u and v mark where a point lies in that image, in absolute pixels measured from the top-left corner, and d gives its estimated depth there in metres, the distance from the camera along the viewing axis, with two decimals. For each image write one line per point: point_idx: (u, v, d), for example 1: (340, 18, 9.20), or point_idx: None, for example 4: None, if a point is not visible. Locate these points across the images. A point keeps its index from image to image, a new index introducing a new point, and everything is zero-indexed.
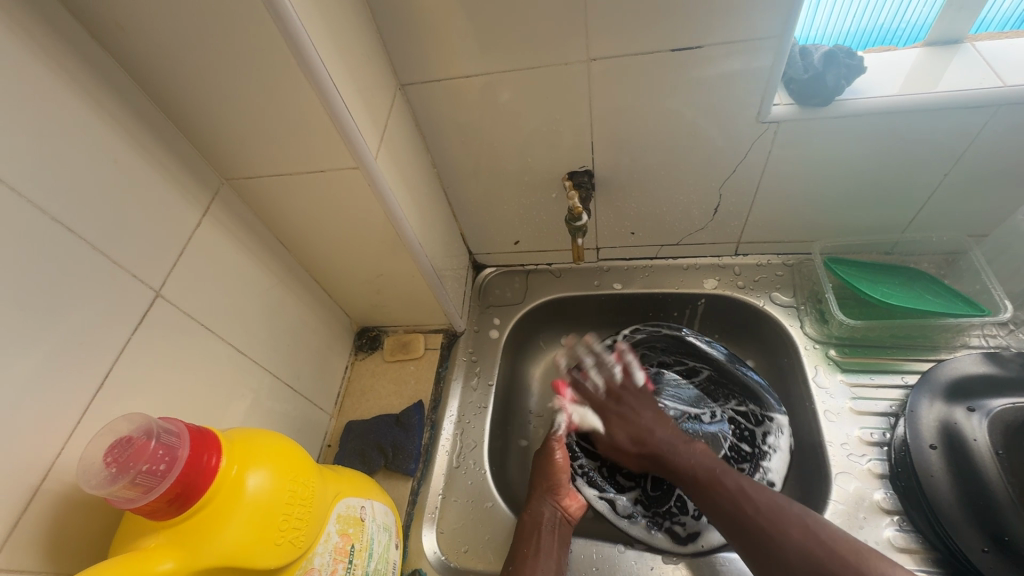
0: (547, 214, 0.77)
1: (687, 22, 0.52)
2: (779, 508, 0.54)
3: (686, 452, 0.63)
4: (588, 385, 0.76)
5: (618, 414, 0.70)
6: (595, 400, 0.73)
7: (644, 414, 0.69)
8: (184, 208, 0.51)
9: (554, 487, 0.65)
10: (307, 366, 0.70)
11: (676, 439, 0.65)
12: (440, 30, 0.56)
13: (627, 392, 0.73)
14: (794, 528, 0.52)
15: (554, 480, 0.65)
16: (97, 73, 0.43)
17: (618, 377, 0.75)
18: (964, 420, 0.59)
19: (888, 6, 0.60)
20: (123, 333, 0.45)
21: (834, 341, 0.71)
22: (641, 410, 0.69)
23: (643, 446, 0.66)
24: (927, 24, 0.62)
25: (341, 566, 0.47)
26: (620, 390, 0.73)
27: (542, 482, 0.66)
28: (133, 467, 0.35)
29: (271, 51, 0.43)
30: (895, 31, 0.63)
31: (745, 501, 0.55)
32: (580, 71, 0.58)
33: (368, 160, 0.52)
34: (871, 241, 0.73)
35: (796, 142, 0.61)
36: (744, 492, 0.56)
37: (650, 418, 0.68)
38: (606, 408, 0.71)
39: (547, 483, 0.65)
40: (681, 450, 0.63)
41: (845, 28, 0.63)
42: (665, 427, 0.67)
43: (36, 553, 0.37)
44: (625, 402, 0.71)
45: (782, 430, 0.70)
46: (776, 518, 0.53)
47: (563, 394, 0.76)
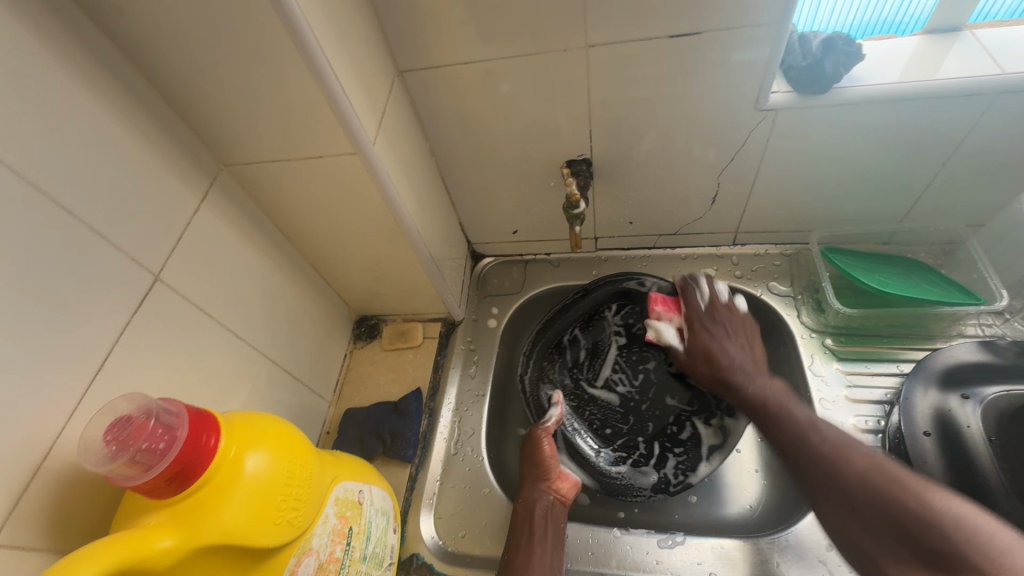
0: (545, 203, 0.77)
1: (687, 8, 0.52)
2: (845, 446, 0.54)
3: (761, 383, 0.64)
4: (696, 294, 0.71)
5: (706, 329, 0.68)
6: (692, 316, 0.70)
7: (729, 336, 0.68)
8: (182, 193, 0.51)
9: (544, 473, 0.64)
10: (306, 353, 0.70)
11: (750, 362, 0.66)
12: (437, 16, 0.55)
13: (723, 311, 0.69)
14: (860, 459, 0.53)
15: (545, 467, 0.65)
16: (95, 56, 0.43)
17: (722, 297, 0.70)
18: (958, 407, 0.60)
19: None
20: (122, 317, 0.45)
21: (830, 330, 0.72)
22: (726, 338, 0.68)
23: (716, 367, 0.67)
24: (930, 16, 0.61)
25: (339, 548, 0.48)
26: (714, 310, 0.70)
27: (531, 468, 0.65)
28: (132, 445, 0.36)
29: (268, 31, 0.42)
30: (897, 22, 0.62)
31: (813, 432, 0.57)
32: (579, 58, 0.58)
33: (366, 147, 0.52)
34: (868, 230, 0.73)
35: (794, 130, 0.61)
36: (813, 424, 0.57)
37: (731, 342, 0.67)
38: (695, 320, 0.70)
39: (538, 471, 0.65)
40: (755, 378, 0.64)
41: (846, 12, 0.62)
42: (744, 355, 0.67)
43: (37, 532, 0.38)
44: (718, 321, 0.69)
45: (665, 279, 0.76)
46: (843, 452, 0.54)
47: (654, 308, 0.72)
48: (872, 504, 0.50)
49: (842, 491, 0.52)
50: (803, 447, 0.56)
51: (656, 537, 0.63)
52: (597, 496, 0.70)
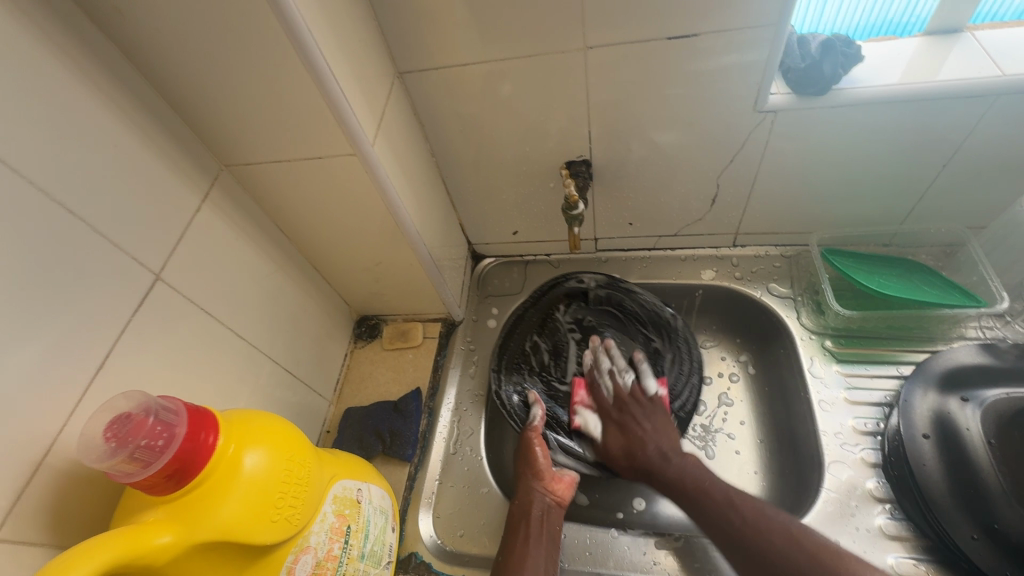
0: (545, 203, 0.77)
1: (684, 10, 0.52)
2: (765, 518, 0.54)
3: (678, 464, 0.62)
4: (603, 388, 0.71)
5: (618, 426, 0.67)
6: (601, 409, 0.70)
7: (641, 425, 0.66)
8: (183, 193, 0.52)
9: (538, 472, 0.64)
10: (306, 352, 0.71)
11: (668, 452, 0.63)
12: (436, 19, 0.56)
13: (635, 402, 0.68)
14: (781, 538, 0.52)
15: (537, 469, 0.64)
16: (98, 58, 0.43)
17: (629, 385, 0.70)
18: (957, 410, 0.59)
19: None
20: (124, 315, 0.45)
21: (830, 331, 0.72)
22: (643, 421, 0.66)
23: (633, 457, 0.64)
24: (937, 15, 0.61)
25: (337, 546, 0.48)
26: (628, 399, 0.69)
27: (527, 469, 0.65)
28: (132, 442, 0.36)
29: (266, 33, 0.43)
30: (903, 23, 0.62)
31: (732, 511, 0.55)
32: (576, 60, 0.58)
33: (365, 147, 0.53)
34: (868, 232, 0.73)
35: (793, 131, 0.61)
36: (732, 501, 0.56)
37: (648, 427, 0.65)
38: (608, 416, 0.69)
39: (533, 471, 0.64)
40: (672, 460, 0.62)
41: (847, 14, 0.62)
42: (660, 437, 0.64)
43: (39, 526, 0.38)
44: (626, 412, 0.68)
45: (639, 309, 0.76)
46: (762, 530, 0.53)
47: (575, 396, 0.72)
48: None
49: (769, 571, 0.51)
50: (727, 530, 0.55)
51: (653, 539, 0.63)
52: (596, 496, 0.71)
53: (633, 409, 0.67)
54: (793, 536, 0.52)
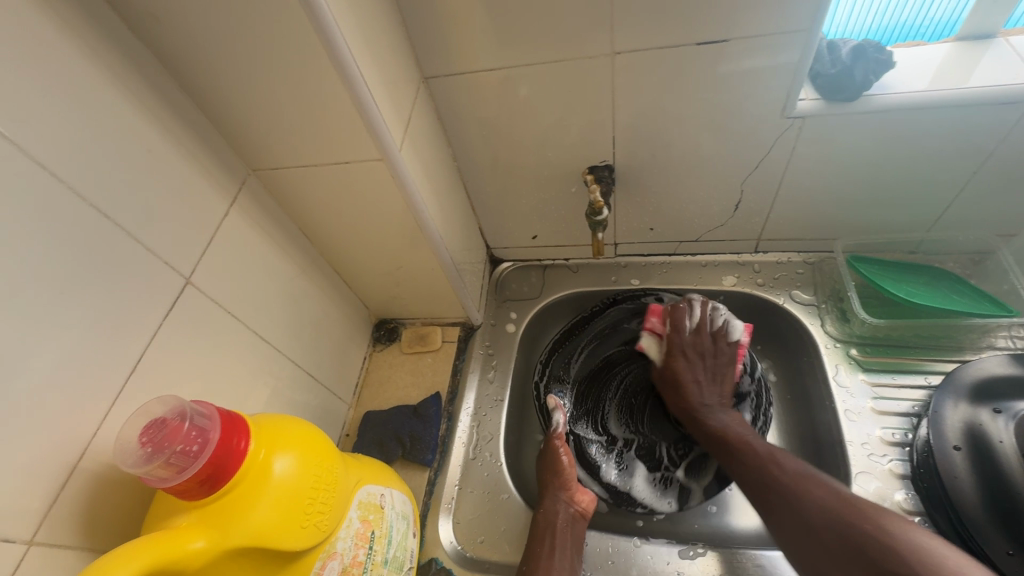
0: (565, 208, 0.77)
1: (714, 15, 0.51)
2: (805, 474, 0.55)
3: (722, 419, 0.67)
4: (684, 314, 0.73)
5: (681, 355, 0.71)
6: (674, 338, 0.72)
7: (700, 374, 0.70)
8: (212, 197, 0.52)
9: (565, 484, 0.65)
10: (327, 355, 0.71)
11: (719, 403, 0.69)
12: (463, 24, 0.56)
13: (705, 341, 0.72)
14: (818, 488, 0.52)
15: (563, 476, 0.65)
16: (133, 64, 0.44)
17: (715, 325, 0.73)
18: (989, 422, 0.58)
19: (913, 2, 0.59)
20: (155, 319, 0.46)
21: (855, 340, 0.71)
22: (699, 368, 0.70)
23: (683, 398, 0.69)
24: (950, 22, 0.61)
25: (362, 551, 0.48)
26: (710, 337, 0.72)
27: (553, 478, 0.66)
28: (168, 448, 0.36)
29: (299, 39, 0.43)
30: (918, 27, 0.62)
31: (774, 465, 0.57)
32: (602, 65, 0.57)
33: (393, 152, 0.53)
34: (894, 239, 0.72)
35: (821, 137, 0.60)
36: (773, 458, 0.58)
37: (700, 374, 0.70)
38: (675, 343, 0.72)
39: (559, 479, 0.65)
40: (716, 413, 0.67)
41: (863, 18, 0.61)
42: (714, 388, 0.69)
43: (73, 530, 0.39)
44: (694, 348, 0.71)
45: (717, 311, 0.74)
46: (801, 482, 0.54)
47: (648, 320, 0.76)
48: (829, 527, 0.49)
49: (797, 516, 0.52)
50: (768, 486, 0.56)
51: (676, 548, 0.62)
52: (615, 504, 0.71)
53: (700, 343, 0.71)
54: (827, 488, 0.52)
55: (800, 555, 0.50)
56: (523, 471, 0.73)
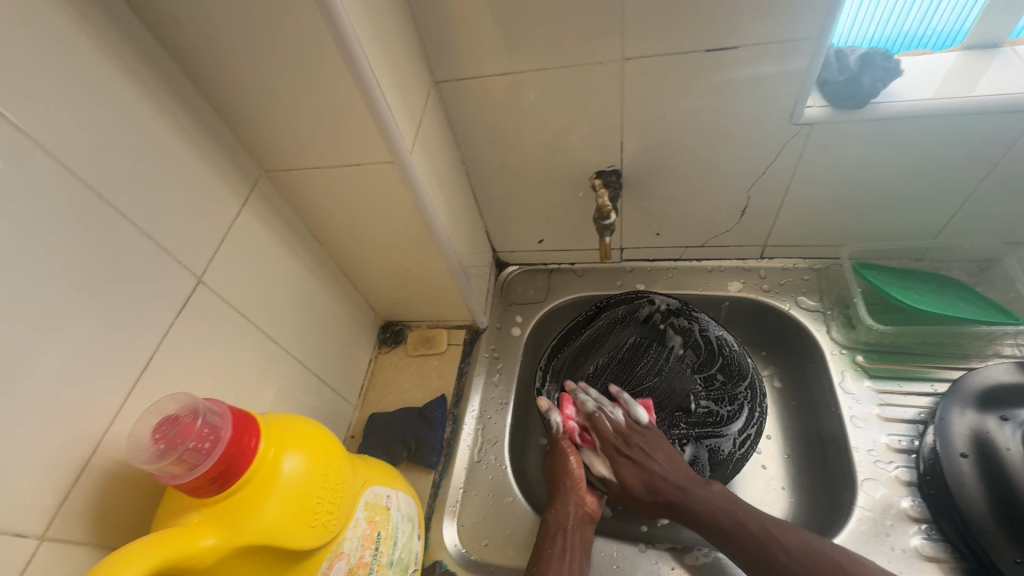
0: (572, 213, 0.77)
1: (724, 23, 0.52)
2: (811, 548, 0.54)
3: (703, 494, 0.60)
4: (602, 424, 0.69)
5: (629, 460, 0.65)
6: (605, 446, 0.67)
7: (654, 459, 0.64)
8: (225, 198, 0.52)
9: (576, 485, 0.65)
10: (334, 357, 0.71)
11: (695, 482, 0.62)
12: (476, 28, 0.56)
13: (636, 434, 0.67)
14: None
15: (574, 478, 0.65)
16: (152, 65, 0.44)
17: (620, 420, 0.69)
18: (996, 429, 0.57)
19: (915, 12, 0.59)
20: (168, 318, 0.46)
21: (861, 346, 0.71)
22: (653, 451, 0.65)
23: (657, 493, 0.62)
24: (955, 32, 0.60)
25: (368, 552, 0.48)
26: (630, 433, 0.67)
27: (564, 480, 0.65)
28: (181, 444, 0.37)
29: (316, 43, 0.44)
30: (921, 37, 0.62)
31: (776, 545, 0.55)
32: (612, 71, 0.58)
33: (403, 155, 0.53)
34: (901, 246, 0.72)
35: (829, 144, 0.61)
36: (771, 534, 0.55)
37: (660, 461, 0.64)
38: (612, 450, 0.67)
39: (570, 480, 0.65)
40: (694, 492, 0.61)
41: (867, 25, 0.61)
42: (674, 469, 0.63)
43: (83, 526, 0.39)
44: (635, 446, 0.66)
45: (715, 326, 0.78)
46: (812, 565, 0.52)
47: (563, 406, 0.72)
48: None
49: None
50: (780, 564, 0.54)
51: (682, 553, 0.62)
52: (620, 508, 0.70)
53: (636, 437, 0.67)
54: (844, 566, 0.51)
55: None
56: (528, 473, 0.73)
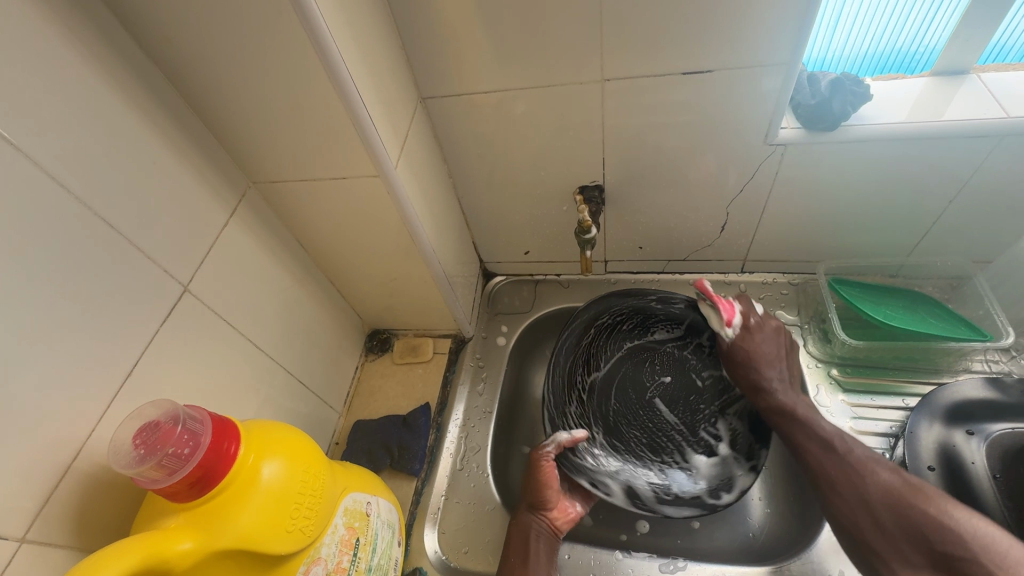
0: (557, 225, 0.79)
1: (699, 47, 0.54)
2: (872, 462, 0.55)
3: (794, 399, 0.64)
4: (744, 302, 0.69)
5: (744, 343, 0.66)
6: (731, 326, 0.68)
7: (767, 355, 0.66)
8: (214, 209, 0.54)
9: (542, 501, 0.64)
10: (320, 364, 0.72)
11: (787, 384, 0.65)
12: (461, 47, 0.58)
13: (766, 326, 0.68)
14: (884, 474, 0.54)
15: (544, 492, 0.65)
16: (143, 81, 0.46)
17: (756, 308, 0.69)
18: (963, 443, 0.60)
19: (905, 32, 0.61)
20: (154, 326, 0.47)
21: (836, 360, 0.72)
22: (770, 346, 0.67)
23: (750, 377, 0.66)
24: (941, 50, 0.62)
25: (346, 558, 0.49)
26: (760, 321, 0.68)
27: (531, 493, 0.65)
28: (161, 450, 0.38)
29: (305, 64, 0.45)
30: (911, 56, 0.64)
31: (840, 445, 0.57)
32: (593, 90, 0.60)
33: (388, 170, 0.55)
34: (875, 263, 0.74)
35: (803, 163, 0.63)
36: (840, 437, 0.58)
37: (769, 356, 0.66)
38: (751, 326, 0.67)
39: (538, 497, 0.64)
40: (785, 395, 0.64)
41: (840, 49, 0.64)
42: (780, 370, 0.65)
43: (63, 530, 0.39)
44: (767, 334, 0.67)
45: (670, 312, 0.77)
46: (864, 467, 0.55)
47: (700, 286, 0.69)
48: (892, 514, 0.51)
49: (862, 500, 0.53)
50: (828, 459, 0.57)
51: (658, 562, 0.63)
52: (599, 517, 0.71)
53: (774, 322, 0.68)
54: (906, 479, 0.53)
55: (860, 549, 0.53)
56: (510, 479, 0.75)
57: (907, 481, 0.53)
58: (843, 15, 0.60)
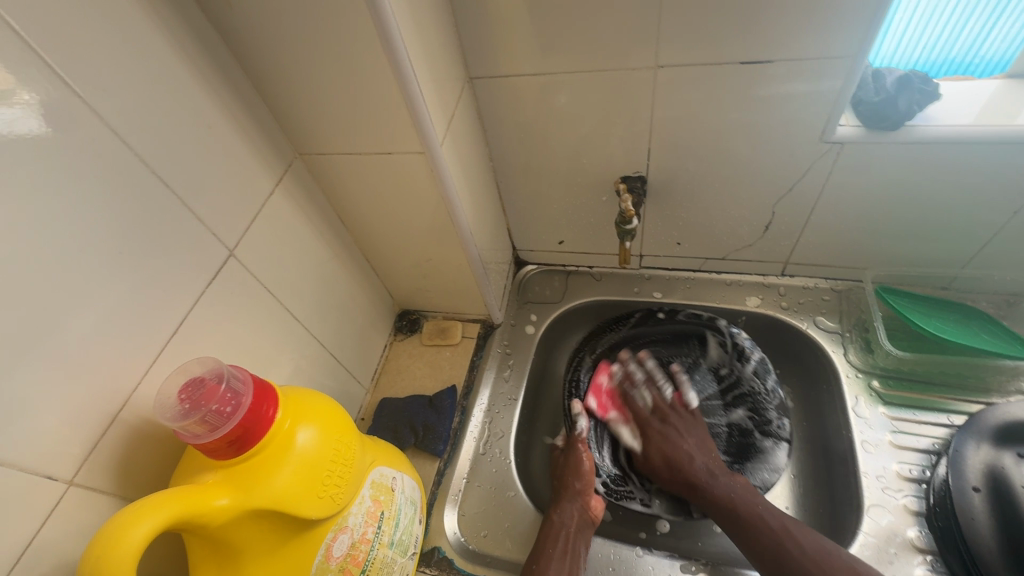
0: (595, 216, 0.78)
1: (761, 35, 0.52)
2: (824, 551, 0.54)
3: (725, 485, 0.63)
4: (637, 399, 0.74)
5: (661, 433, 0.69)
6: (637, 419, 0.72)
7: (687, 439, 0.68)
8: (261, 177, 0.54)
9: (583, 490, 0.66)
10: (351, 339, 0.73)
11: (715, 461, 0.66)
12: (513, 28, 0.57)
13: (675, 413, 0.71)
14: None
15: (583, 481, 0.67)
16: (202, 44, 0.46)
17: (668, 397, 0.73)
18: (1012, 466, 0.57)
19: (964, 40, 0.58)
20: (200, 287, 0.48)
21: (878, 371, 0.70)
22: (686, 436, 0.68)
23: (678, 470, 0.65)
24: (1005, 59, 0.59)
25: (371, 529, 0.49)
26: (668, 410, 0.72)
27: (573, 482, 0.66)
28: (204, 406, 0.38)
29: (360, 34, 0.45)
30: (969, 64, 0.60)
31: (788, 538, 0.56)
32: (645, 78, 0.58)
33: (434, 147, 0.55)
34: (928, 274, 0.71)
35: (858, 164, 0.60)
36: (787, 529, 0.57)
37: (691, 444, 0.67)
38: (650, 429, 0.71)
39: (577, 482, 0.66)
40: (718, 479, 0.63)
41: (909, 50, 0.60)
42: (706, 456, 0.66)
43: (108, 475, 0.41)
44: (669, 424, 0.70)
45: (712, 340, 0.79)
46: (820, 557, 0.54)
47: (597, 377, 0.78)
48: None
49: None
50: (790, 532, 0.56)
51: (678, 562, 0.62)
52: (620, 513, 0.71)
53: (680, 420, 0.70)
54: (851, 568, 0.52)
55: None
56: (531, 472, 0.74)
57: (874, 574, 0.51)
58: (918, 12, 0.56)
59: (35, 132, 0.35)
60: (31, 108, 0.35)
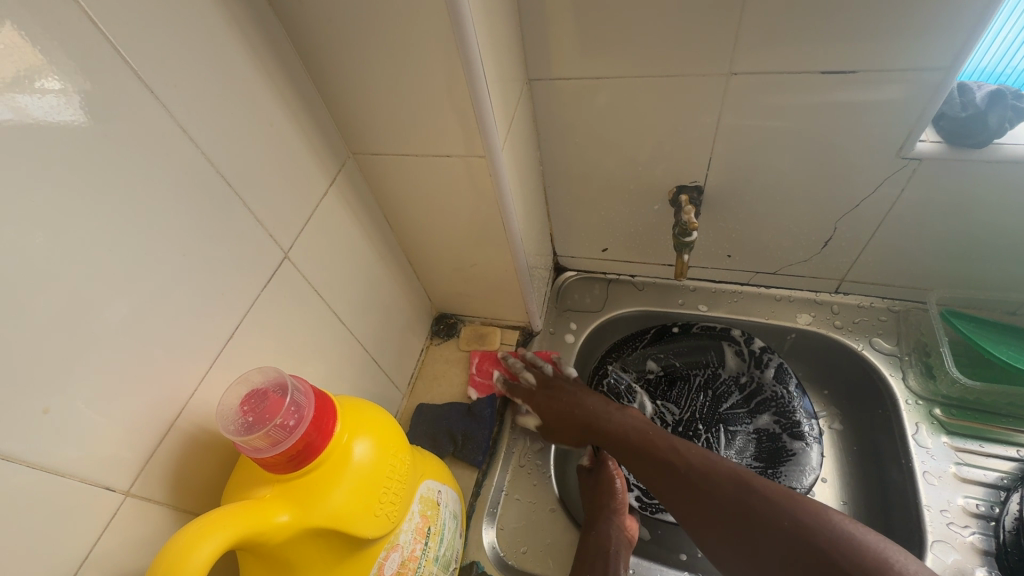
0: (644, 225, 0.75)
1: (846, 43, 0.49)
2: (710, 463, 0.56)
3: (623, 419, 0.65)
4: (515, 364, 0.74)
5: (548, 392, 0.70)
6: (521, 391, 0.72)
7: (580, 391, 0.69)
8: (317, 177, 0.53)
9: (617, 507, 0.63)
10: (391, 343, 0.72)
11: (612, 407, 0.67)
12: (581, 29, 0.55)
13: (552, 376, 0.72)
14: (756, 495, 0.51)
15: (615, 499, 0.64)
16: (268, 39, 0.45)
17: (542, 362, 0.74)
18: None
19: (993, 47, 0.54)
20: (255, 290, 0.47)
21: (940, 399, 0.67)
22: (571, 391, 0.70)
23: (585, 423, 0.67)
24: None
25: (419, 546, 0.48)
26: (549, 375, 0.72)
27: (608, 501, 0.64)
28: (268, 420, 0.37)
29: (432, 32, 0.43)
30: (1001, 74, 0.56)
31: (680, 460, 0.57)
32: (716, 84, 0.56)
33: (495, 151, 0.52)
34: (998, 297, 0.66)
35: (937, 183, 0.57)
36: (679, 454, 0.58)
37: (585, 395, 0.69)
38: (537, 391, 0.71)
39: (610, 502, 0.64)
40: (617, 417, 0.66)
41: None
42: (599, 402, 0.68)
43: (164, 485, 0.39)
44: (557, 386, 0.71)
45: (728, 349, 0.78)
46: (706, 470, 0.55)
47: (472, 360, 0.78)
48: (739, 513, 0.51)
49: (718, 501, 0.53)
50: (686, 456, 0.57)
51: None
52: (659, 533, 0.69)
53: (566, 388, 0.70)
54: (744, 481, 0.53)
55: (707, 526, 0.53)
56: (567, 488, 0.71)
57: (824, 520, 0.48)
58: (1010, 18, 0.50)
59: (69, 123, 0.32)
60: (68, 96, 0.32)
